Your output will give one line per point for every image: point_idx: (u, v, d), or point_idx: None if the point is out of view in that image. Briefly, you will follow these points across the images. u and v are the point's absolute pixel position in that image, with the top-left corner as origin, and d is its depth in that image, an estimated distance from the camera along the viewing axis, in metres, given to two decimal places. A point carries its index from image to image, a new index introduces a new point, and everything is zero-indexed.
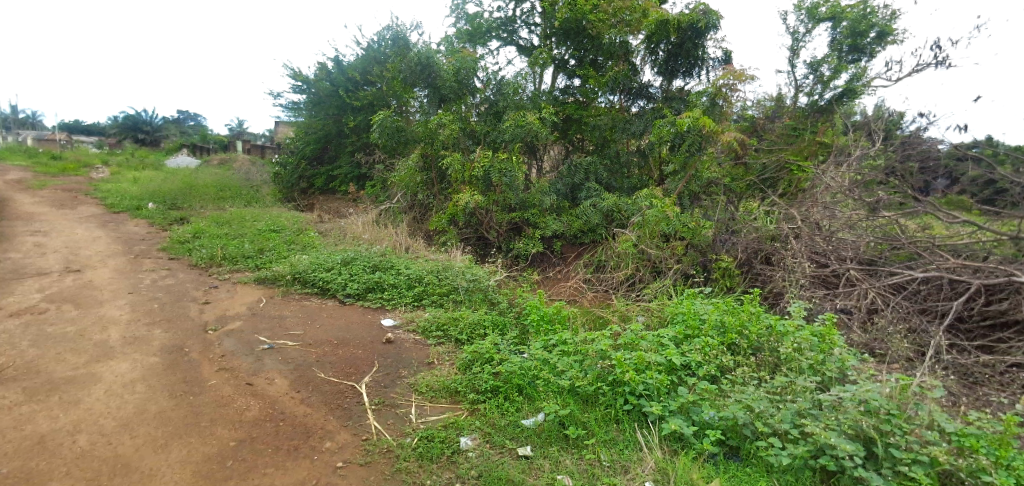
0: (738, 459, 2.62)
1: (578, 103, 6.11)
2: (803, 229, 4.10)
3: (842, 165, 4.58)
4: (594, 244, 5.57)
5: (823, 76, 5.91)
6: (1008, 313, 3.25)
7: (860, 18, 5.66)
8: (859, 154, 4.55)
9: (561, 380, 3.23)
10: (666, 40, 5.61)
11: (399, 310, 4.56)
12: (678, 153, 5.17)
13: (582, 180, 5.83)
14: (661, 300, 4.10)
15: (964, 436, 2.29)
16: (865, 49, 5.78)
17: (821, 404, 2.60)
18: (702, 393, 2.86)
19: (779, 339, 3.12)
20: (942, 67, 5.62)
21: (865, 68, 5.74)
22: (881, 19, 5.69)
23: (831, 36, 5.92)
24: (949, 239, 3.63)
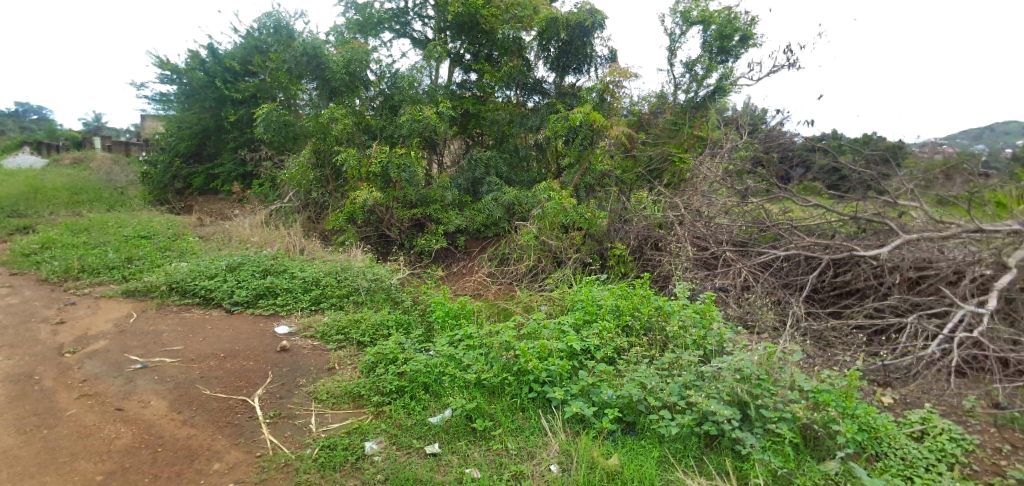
0: (634, 433, 2.77)
1: (475, 97, 6.20)
2: (687, 216, 4.44)
3: (717, 157, 5.03)
4: (498, 237, 5.58)
5: (697, 75, 6.44)
6: (851, 283, 3.76)
7: (726, 23, 6.25)
8: (729, 147, 5.04)
9: (468, 374, 3.22)
10: (557, 38, 5.76)
11: (294, 316, 4.28)
12: (573, 147, 5.48)
13: (484, 174, 5.89)
14: (562, 289, 4.24)
15: (819, 392, 2.61)
16: (731, 51, 6.39)
17: (704, 375, 2.84)
18: (601, 375, 2.99)
19: (666, 318, 3.37)
20: (793, 69, 6.38)
21: (732, 69, 6.34)
22: (743, 24, 6.33)
23: (702, 38, 6.47)
24: (804, 221, 4.14)
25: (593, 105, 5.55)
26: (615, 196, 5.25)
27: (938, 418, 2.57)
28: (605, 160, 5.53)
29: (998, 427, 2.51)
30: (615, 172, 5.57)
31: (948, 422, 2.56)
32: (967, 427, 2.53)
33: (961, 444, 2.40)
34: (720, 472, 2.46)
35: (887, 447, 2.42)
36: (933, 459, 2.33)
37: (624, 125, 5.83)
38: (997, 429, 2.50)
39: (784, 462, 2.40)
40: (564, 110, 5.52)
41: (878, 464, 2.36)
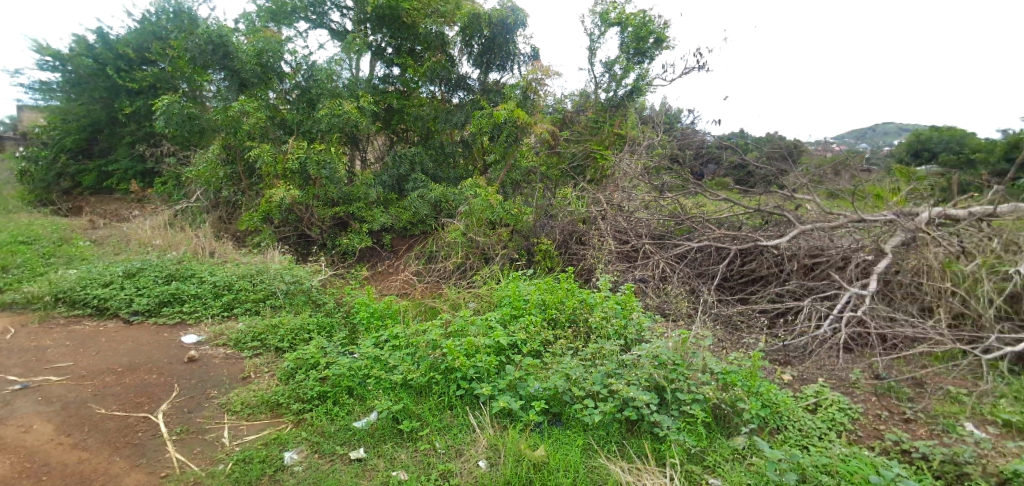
0: (560, 423, 2.82)
1: (398, 92, 6.07)
2: (608, 210, 4.63)
3: (635, 153, 5.26)
4: (425, 235, 5.60)
5: (616, 74, 6.67)
6: (756, 272, 4.06)
7: (641, 25, 6.52)
8: (647, 144, 5.28)
9: (394, 375, 3.13)
10: (479, 34, 5.78)
11: (204, 324, 3.98)
12: (498, 143, 5.65)
13: (409, 171, 5.79)
14: (490, 286, 4.24)
15: (727, 373, 2.79)
16: (647, 52, 6.67)
17: (625, 363, 2.94)
18: (528, 368, 3.02)
19: (590, 310, 3.47)
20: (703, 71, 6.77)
21: (648, 70, 6.63)
22: (657, 27, 6.62)
23: (620, 39, 6.71)
24: (715, 215, 4.43)
25: (517, 101, 5.68)
26: (540, 193, 5.45)
27: (829, 390, 2.83)
28: (530, 157, 5.72)
29: (877, 395, 2.81)
30: (540, 168, 5.75)
31: (837, 393, 2.81)
32: (853, 398, 2.80)
33: (848, 412, 2.66)
34: (640, 455, 2.56)
35: (787, 420, 2.63)
36: (826, 428, 2.56)
37: (548, 122, 6.01)
38: (876, 397, 2.79)
39: (697, 441, 2.55)
40: (489, 106, 5.69)
41: (779, 435, 2.55)
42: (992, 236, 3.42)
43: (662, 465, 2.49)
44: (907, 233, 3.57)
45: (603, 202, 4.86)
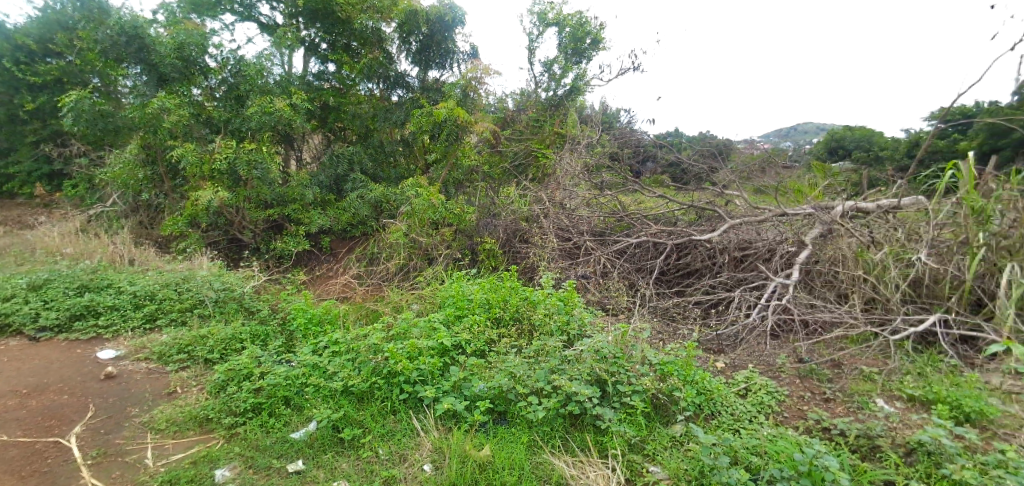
0: (505, 422, 2.81)
1: (335, 89, 5.92)
2: (550, 209, 4.71)
3: (575, 152, 5.40)
4: (366, 237, 5.54)
5: (555, 74, 6.79)
6: (692, 265, 4.24)
7: (577, 27, 6.66)
8: (587, 143, 5.42)
9: (334, 382, 3.03)
10: (417, 31, 5.76)
11: (122, 337, 3.70)
12: (439, 142, 5.61)
13: (348, 171, 5.65)
14: (433, 286, 4.19)
15: (664, 364, 2.89)
16: (584, 53, 6.81)
17: (568, 359, 2.99)
18: (472, 368, 3.00)
19: (533, 307, 3.51)
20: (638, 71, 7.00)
21: (585, 70, 6.78)
22: (593, 28, 6.77)
23: (557, 40, 6.83)
24: (653, 211, 4.59)
25: (457, 100, 5.66)
26: (483, 192, 5.51)
27: (757, 375, 2.99)
28: (471, 156, 5.75)
29: (800, 377, 2.99)
30: (482, 168, 5.86)
31: (765, 378, 2.97)
32: (779, 381, 2.96)
33: (775, 395, 2.81)
34: (583, 448, 2.61)
35: (720, 405, 2.74)
36: (756, 411, 2.69)
37: (489, 120, 6.03)
38: (799, 380, 2.97)
39: (637, 431, 2.62)
40: (428, 105, 5.60)
41: (713, 421, 2.67)
42: (897, 226, 3.74)
43: (604, 457, 2.55)
44: (824, 225, 3.84)
45: (546, 200, 4.93)
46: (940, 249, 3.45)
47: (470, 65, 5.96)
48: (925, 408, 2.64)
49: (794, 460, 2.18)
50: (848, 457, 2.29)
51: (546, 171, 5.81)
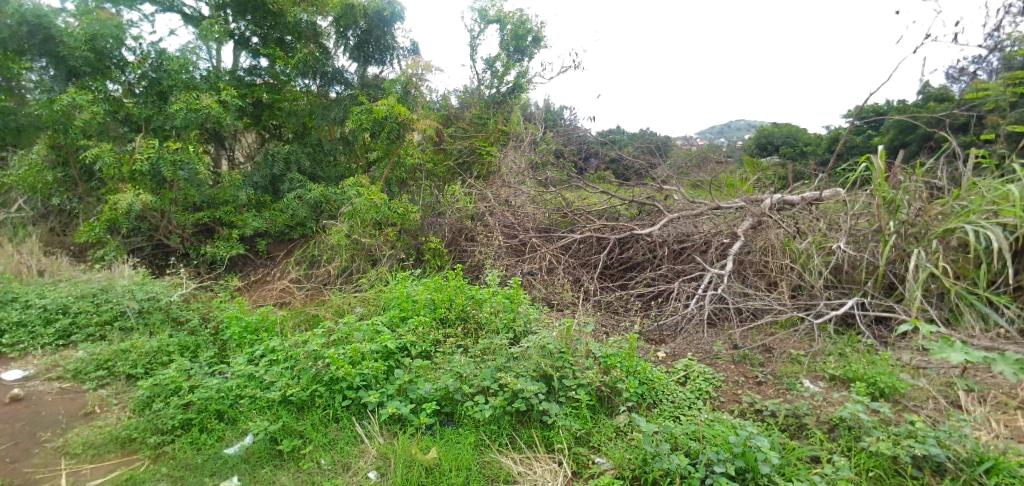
0: (452, 423, 2.77)
1: (268, 85, 5.66)
2: (496, 207, 4.73)
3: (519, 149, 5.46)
4: (305, 239, 5.35)
5: (497, 71, 6.76)
6: (634, 259, 4.36)
7: (518, 24, 6.67)
8: (530, 141, 5.53)
9: (271, 392, 2.89)
10: (355, 26, 5.69)
11: (31, 356, 3.38)
12: (381, 140, 5.52)
13: (285, 171, 5.44)
14: (376, 289, 4.11)
15: (607, 356, 2.95)
16: (526, 50, 6.81)
17: (514, 356, 2.99)
18: (418, 371, 2.95)
19: (479, 306, 3.50)
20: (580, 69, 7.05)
21: (527, 67, 6.78)
22: (534, 27, 6.80)
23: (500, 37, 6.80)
24: (596, 207, 4.70)
25: (397, 96, 5.55)
26: (426, 190, 5.40)
27: (696, 363, 3.10)
28: (414, 153, 5.59)
29: (735, 363, 3.14)
30: (425, 166, 5.72)
31: (703, 365, 3.09)
32: (716, 368, 3.09)
33: (712, 381, 2.93)
34: (530, 444, 2.61)
35: (661, 394, 2.82)
36: (694, 398, 2.79)
37: (432, 117, 5.94)
38: (734, 365, 3.11)
39: (582, 424, 2.65)
40: (367, 102, 5.51)
41: (655, 409, 2.74)
42: (820, 217, 3.99)
43: (551, 451, 2.56)
44: (755, 218, 4.05)
45: (490, 198, 4.96)
46: (857, 237, 3.71)
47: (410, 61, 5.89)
48: (846, 386, 2.83)
49: (729, 442, 2.27)
50: (779, 437, 2.42)
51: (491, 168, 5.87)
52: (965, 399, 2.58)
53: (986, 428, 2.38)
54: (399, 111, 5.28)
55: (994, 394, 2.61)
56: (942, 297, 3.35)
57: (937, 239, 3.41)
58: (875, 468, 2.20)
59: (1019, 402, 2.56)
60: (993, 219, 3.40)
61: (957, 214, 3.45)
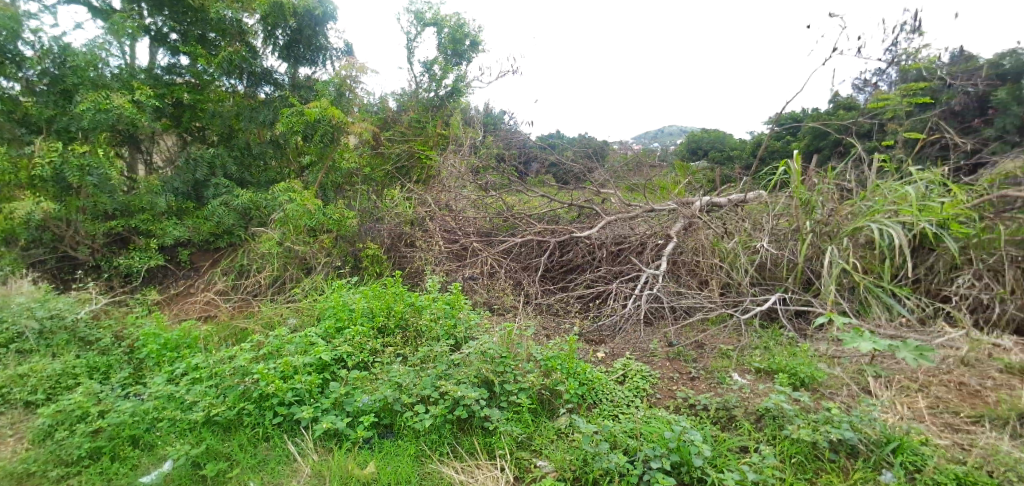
0: (391, 434, 2.68)
1: (190, 85, 5.31)
2: (435, 212, 4.74)
3: (459, 154, 5.49)
4: (233, 248, 5.11)
5: (435, 75, 6.73)
6: (574, 261, 4.44)
7: (455, 28, 6.72)
8: (470, 145, 5.59)
9: (192, 412, 2.69)
10: (284, 25, 5.44)
11: None
12: (313, 143, 5.32)
13: (209, 176, 5.16)
14: (310, 299, 4.01)
15: (548, 359, 2.96)
16: (464, 54, 6.90)
17: (455, 363, 2.95)
18: (355, 382, 2.83)
19: (419, 313, 3.43)
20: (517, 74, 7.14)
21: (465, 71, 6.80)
22: (471, 30, 6.88)
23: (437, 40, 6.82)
24: (537, 211, 4.78)
25: (331, 98, 5.42)
26: (363, 196, 5.39)
27: (633, 362, 3.18)
28: (349, 159, 5.49)
29: (670, 360, 3.25)
30: (361, 171, 5.66)
31: (639, 364, 3.18)
32: (652, 366, 3.18)
33: (648, 379, 3.02)
34: (472, 452, 2.57)
35: (601, 394, 2.86)
36: (632, 396, 2.85)
37: (368, 121, 5.83)
38: (669, 362, 3.22)
39: (524, 428, 2.64)
40: (298, 104, 5.32)
41: (595, 409, 2.77)
42: (745, 218, 4.22)
43: (492, 458, 2.53)
44: (686, 219, 4.25)
45: (430, 202, 4.95)
46: (779, 236, 3.96)
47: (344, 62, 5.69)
48: (770, 377, 2.99)
49: (664, 438, 2.33)
50: (710, 429, 2.51)
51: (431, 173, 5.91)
52: (874, 384, 2.79)
53: (892, 411, 2.58)
54: (333, 114, 5.14)
55: (898, 379, 2.84)
56: (852, 290, 3.64)
57: (848, 237, 3.70)
58: (797, 454, 2.33)
59: (918, 385, 2.80)
60: (894, 218, 3.72)
61: (864, 213, 3.76)
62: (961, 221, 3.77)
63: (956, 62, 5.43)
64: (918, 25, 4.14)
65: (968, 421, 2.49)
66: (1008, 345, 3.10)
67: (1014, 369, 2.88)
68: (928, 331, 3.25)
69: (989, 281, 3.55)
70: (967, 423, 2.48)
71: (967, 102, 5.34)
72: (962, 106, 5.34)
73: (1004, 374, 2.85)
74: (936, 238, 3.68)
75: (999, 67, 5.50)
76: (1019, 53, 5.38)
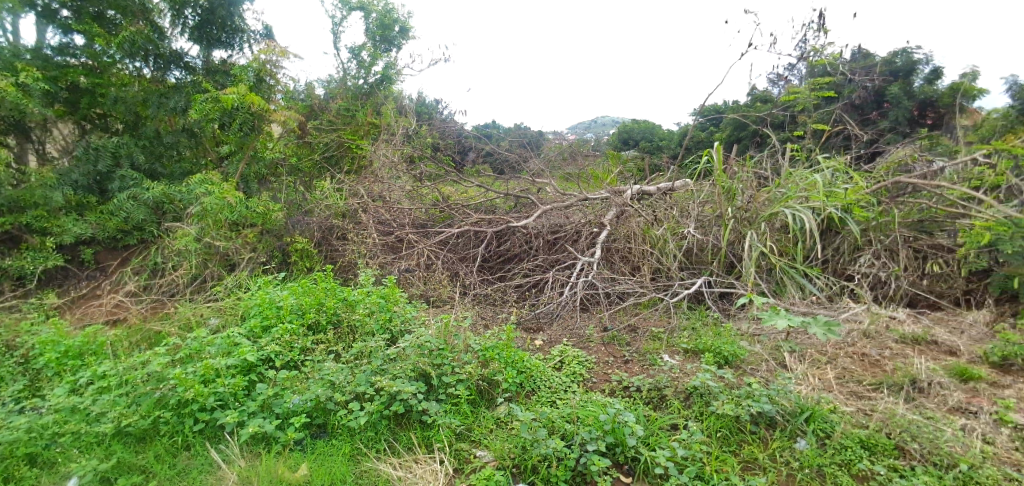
0: (325, 434, 2.58)
1: (86, 67, 4.82)
2: (368, 203, 4.70)
3: (391, 143, 5.44)
4: (144, 245, 4.76)
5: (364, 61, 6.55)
6: (511, 250, 4.52)
7: (383, 13, 7.14)
8: (402, 134, 5.55)
9: (98, 424, 2.47)
10: (193, 5, 5.19)
11: None
12: (232, 132, 5.01)
13: (113, 167, 4.77)
14: (234, 297, 3.82)
15: (486, 349, 2.96)
16: (392, 40, 7.32)
17: (391, 357, 2.87)
18: (284, 383, 2.69)
19: (352, 308, 3.34)
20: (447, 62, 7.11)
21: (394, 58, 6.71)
22: (399, 16, 7.33)
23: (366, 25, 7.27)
24: (473, 201, 4.84)
25: (250, 85, 5.12)
26: (291, 188, 5.27)
27: (570, 348, 3.25)
28: (272, 148, 5.36)
29: (605, 344, 3.35)
30: (286, 161, 5.59)
31: (576, 349, 3.25)
32: (588, 351, 3.27)
33: (585, 364, 3.09)
34: (410, 448, 2.51)
35: (538, 381, 2.89)
36: (569, 381, 2.90)
37: (291, 110, 5.64)
38: (604, 347, 3.32)
39: (462, 420, 2.61)
40: (213, 89, 4.99)
41: (533, 396, 2.79)
42: (673, 206, 4.39)
43: (430, 452, 2.47)
44: (618, 207, 4.40)
45: (362, 194, 4.88)
46: (704, 222, 4.15)
47: (265, 46, 5.34)
48: (698, 356, 3.15)
49: (600, 420, 2.39)
50: (643, 410, 2.60)
51: (362, 162, 5.90)
52: (789, 359, 2.99)
53: (806, 382, 2.78)
54: (252, 101, 4.88)
55: (810, 352, 3.07)
56: (769, 272, 3.90)
57: (765, 222, 3.95)
58: (722, 428, 2.46)
59: (828, 357, 3.05)
60: (805, 203, 4.01)
61: (779, 200, 4.02)
62: (861, 205, 4.14)
63: (856, 59, 5.92)
64: (822, 24, 4.46)
65: (870, 388, 2.74)
66: (901, 317, 3.44)
67: (907, 339, 3.19)
68: (836, 307, 3.54)
69: (886, 260, 3.95)
70: (869, 390, 2.72)
71: (865, 96, 5.85)
72: (861, 99, 5.83)
73: (899, 344, 3.16)
74: (841, 222, 4.03)
75: (892, 65, 6.05)
76: (908, 52, 5.95)
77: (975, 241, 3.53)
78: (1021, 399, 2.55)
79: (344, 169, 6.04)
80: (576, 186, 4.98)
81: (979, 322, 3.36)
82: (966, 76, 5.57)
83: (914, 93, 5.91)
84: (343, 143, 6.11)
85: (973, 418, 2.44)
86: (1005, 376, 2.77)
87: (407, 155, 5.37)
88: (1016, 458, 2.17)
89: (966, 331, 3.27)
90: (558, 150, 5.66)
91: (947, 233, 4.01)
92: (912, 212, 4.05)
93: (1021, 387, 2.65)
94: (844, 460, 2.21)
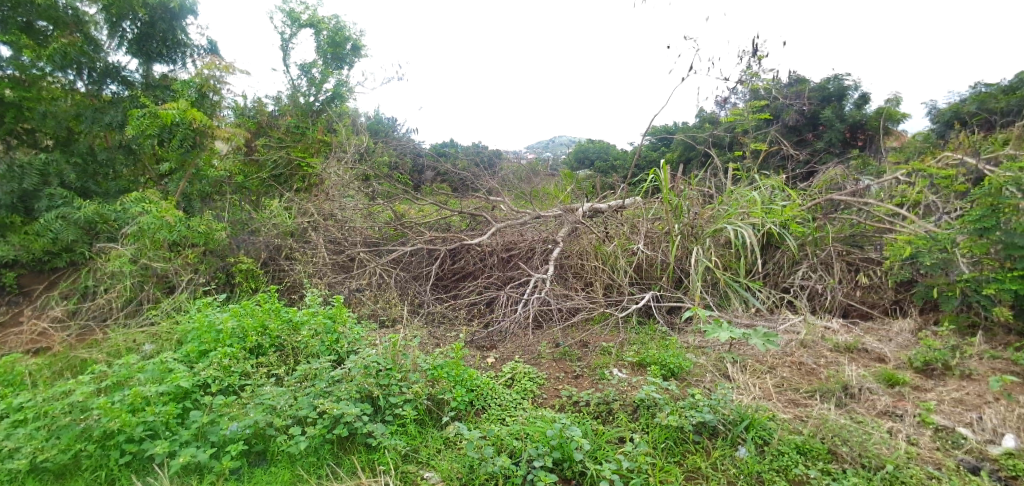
0: (264, 462, 2.45)
1: (12, 80, 4.76)
2: (319, 221, 4.76)
3: (342, 161, 5.50)
4: (74, 268, 4.60)
5: None
6: (466, 268, 4.64)
7: (335, 31, 7.52)
8: (353, 152, 5.59)
9: (10, 461, 2.25)
10: (132, 16, 5.15)
11: None
12: (171, 149, 4.90)
13: (40, 185, 4.64)
14: (170, 321, 3.69)
15: (434, 368, 2.91)
16: (344, 58, 7.68)
17: (336, 379, 2.78)
18: (220, 409, 2.53)
19: (297, 330, 3.27)
20: None
21: None
22: (351, 35, 7.73)
23: (317, 43, 7.58)
24: (427, 218, 4.94)
25: (191, 100, 5.01)
26: (234, 206, 5.15)
27: (521, 365, 3.26)
28: (217, 166, 5.27)
29: (556, 360, 3.37)
30: (231, 179, 5.49)
31: (526, 366, 3.26)
32: (539, 367, 3.29)
33: (535, 380, 3.09)
34: (353, 472, 2.39)
35: (488, 398, 2.85)
36: (519, 398, 2.88)
37: (235, 128, 5.52)
38: (556, 363, 3.34)
39: (409, 441, 2.53)
40: (151, 105, 4.88)
41: (483, 414, 2.76)
42: (624, 222, 4.53)
43: (375, 475, 2.36)
44: (571, 225, 4.59)
45: (313, 213, 4.89)
46: (653, 239, 4.30)
47: (206, 60, 5.23)
48: (644, 369, 3.21)
49: (547, 435, 2.36)
50: (589, 424, 2.60)
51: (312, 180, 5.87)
52: (731, 369, 3.09)
53: (747, 391, 2.87)
54: (194, 117, 4.77)
55: (750, 363, 3.18)
56: (715, 286, 4.05)
57: (710, 238, 4.11)
58: (666, 439, 2.49)
59: (767, 367, 3.16)
60: (746, 220, 4.21)
61: (722, 216, 4.22)
62: (798, 221, 4.39)
63: (792, 83, 6.35)
64: (758, 51, 4.77)
65: (806, 396, 2.85)
66: (835, 327, 3.64)
67: (840, 347, 3.36)
68: (775, 318, 3.74)
69: (822, 273, 4.18)
70: (804, 398, 2.83)
71: (800, 119, 6.28)
72: (795, 122, 6.25)
73: (832, 352, 3.32)
74: (779, 237, 4.25)
75: (825, 90, 6.51)
76: (839, 79, 6.43)
77: (898, 254, 3.79)
78: (941, 401, 2.71)
79: (294, 187, 5.97)
80: (529, 204, 5.21)
81: (906, 330, 3.56)
82: (890, 102, 6.05)
83: (844, 116, 6.37)
84: (293, 161, 6.07)
85: (898, 421, 2.57)
86: (928, 380, 2.94)
87: (358, 173, 5.40)
88: (937, 458, 2.29)
89: (894, 339, 3.46)
90: (510, 173, 5.92)
91: (875, 247, 4.30)
92: (844, 228, 4.38)
93: (941, 389, 2.82)
94: (781, 465, 2.27)
